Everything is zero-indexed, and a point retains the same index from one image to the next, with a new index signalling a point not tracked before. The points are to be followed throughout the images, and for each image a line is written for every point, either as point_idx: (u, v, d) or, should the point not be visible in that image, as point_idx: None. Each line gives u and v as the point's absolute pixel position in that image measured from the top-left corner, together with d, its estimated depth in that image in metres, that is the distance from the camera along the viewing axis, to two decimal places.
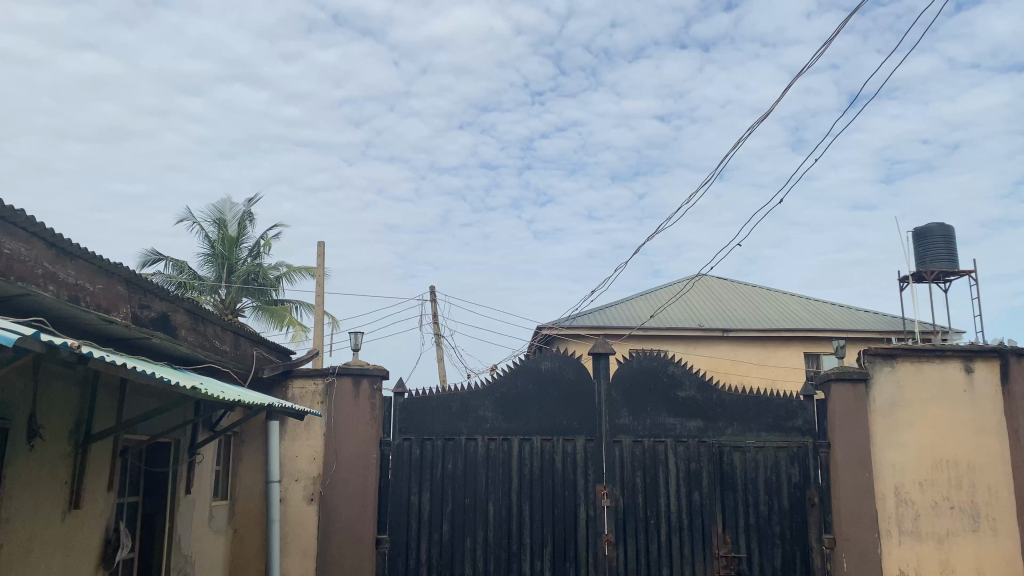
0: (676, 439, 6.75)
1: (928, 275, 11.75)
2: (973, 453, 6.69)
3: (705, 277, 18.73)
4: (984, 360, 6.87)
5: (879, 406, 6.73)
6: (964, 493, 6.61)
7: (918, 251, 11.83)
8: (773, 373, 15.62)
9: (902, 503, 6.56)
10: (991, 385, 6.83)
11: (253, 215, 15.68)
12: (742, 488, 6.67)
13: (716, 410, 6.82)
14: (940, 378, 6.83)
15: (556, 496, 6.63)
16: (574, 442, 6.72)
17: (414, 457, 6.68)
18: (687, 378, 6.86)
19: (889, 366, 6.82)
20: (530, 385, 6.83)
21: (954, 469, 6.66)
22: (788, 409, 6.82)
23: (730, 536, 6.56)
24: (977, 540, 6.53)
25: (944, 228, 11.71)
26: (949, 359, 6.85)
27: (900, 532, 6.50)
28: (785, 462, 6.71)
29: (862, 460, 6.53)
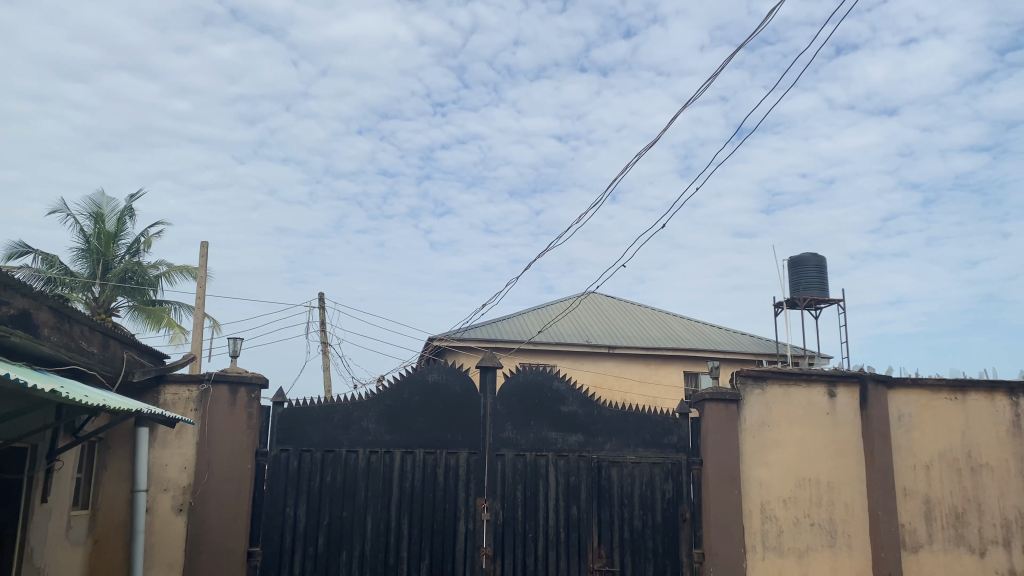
0: (558, 453, 6.85)
1: (801, 302, 12.32)
2: (833, 473, 7.08)
3: (593, 294, 19.14)
4: (845, 385, 7.29)
5: (749, 426, 7.03)
6: (824, 510, 6.99)
7: (793, 278, 12.46)
8: (654, 390, 16.09)
9: (767, 520, 6.87)
10: (851, 409, 7.26)
11: (133, 211, 14.98)
12: (618, 503, 6.82)
13: (597, 426, 6.96)
14: (805, 401, 7.20)
15: (436, 509, 6.60)
16: (456, 455, 6.72)
17: (292, 469, 6.52)
18: (570, 394, 6.98)
19: (759, 388, 7.13)
20: (415, 397, 6.79)
21: (814, 487, 7.02)
22: (664, 426, 7.03)
23: (605, 550, 6.70)
24: (833, 555, 6.90)
25: (817, 257, 12.38)
26: (815, 383, 7.24)
27: (764, 547, 6.80)
28: (660, 478, 6.90)
29: (731, 478, 6.79)
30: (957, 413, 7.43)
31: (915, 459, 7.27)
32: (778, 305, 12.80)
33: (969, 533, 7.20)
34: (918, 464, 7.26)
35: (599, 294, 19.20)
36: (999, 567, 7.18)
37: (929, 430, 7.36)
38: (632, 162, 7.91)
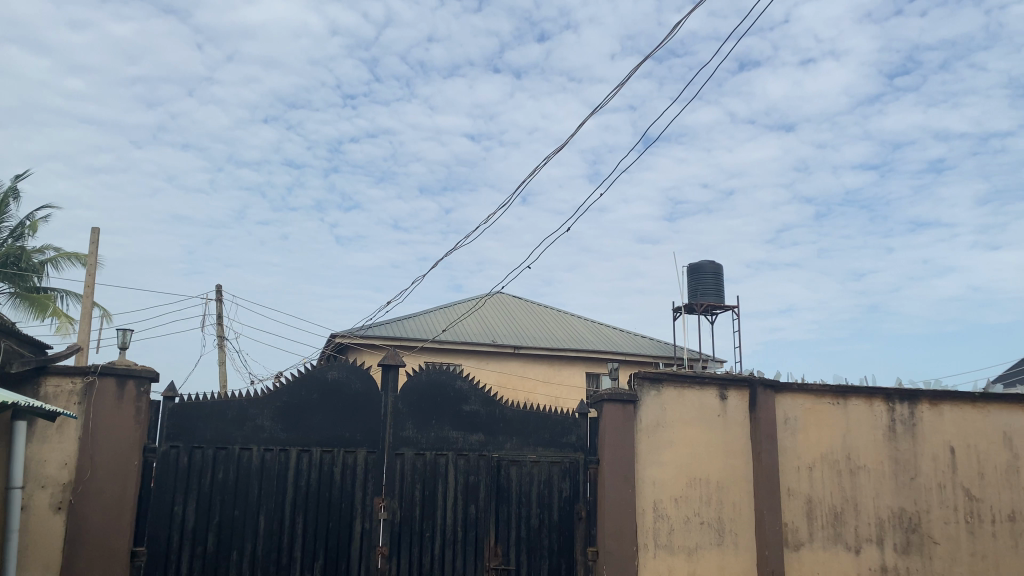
0: (457, 452, 6.86)
1: (698, 307, 12.73)
2: (722, 473, 7.34)
3: (500, 294, 19.26)
4: (736, 389, 7.57)
5: (645, 427, 7.21)
6: (713, 509, 7.24)
7: (691, 284, 12.85)
8: (557, 390, 16.29)
9: (659, 518, 7.06)
10: (741, 411, 7.55)
11: (18, 193, 14.19)
12: (516, 502, 6.88)
13: (498, 425, 7.00)
14: (699, 404, 7.44)
15: (332, 508, 6.50)
16: (354, 454, 6.64)
17: (181, 466, 6.31)
18: (472, 393, 7.00)
19: (656, 390, 7.32)
20: (313, 394, 6.68)
21: (705, 487, 7.27)
22: (564, 425, 7.14)
23: (502, 549, 6.75)
24: (721, 553, 7.16)
25: (714, 265, 12.82)
26: (708, 387, 7.49)
27: (655, 545, 6.99)
28: (557, 477, 7.00)
29: (626, 477, 6.95)
30: (838, 417, 7.83)
31: (799, 461, 7.61)
32: (676, 309, 13.19)
33: (846, 532, 7.59)
34: (801, 465, 7.61)
35: (507, 294, 19.31)
36: (872, 563, 7.60)
37: (812, 433, 7.72)
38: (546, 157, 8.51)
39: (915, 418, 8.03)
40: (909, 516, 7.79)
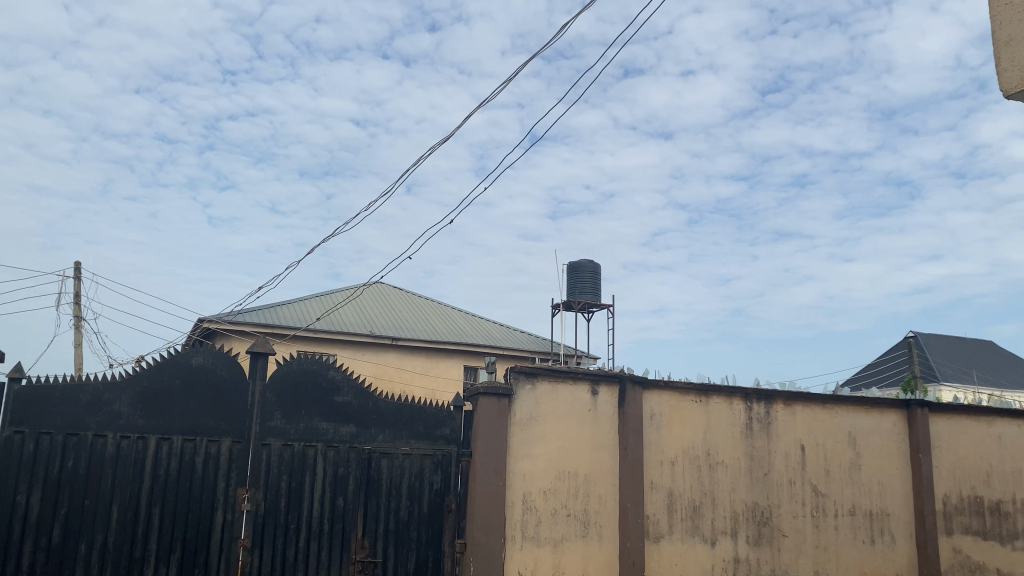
0: (327, 443, 6.73)
1: (575, 305, 12.82)
2: (590, 467, 7.53)
3: (379, 284, 19.06)
4: (607, 385, 7.78)
5: (517, 420, 7.29)
6: (579, 502, 7.41)
7: (569, 283, 13.11)
8: (433, 382, 16.23)
9: (528, 511, 7.17)
10: (610, 407, 7.76)
11: None
12: (386, 494, 6.83)
13: (370, 417, 6.92)
14: (571, 398, 7.59)
15: (192, 499, 6.25)
16: (218, 443, 6.40)
17: (26, 453, 5.91)
18: (345, 384, 6.88)
19: (530, 384, 7.42)
20: (176, 381, 6.39)
21: (573, 480, 7.43)
22: (438, 418, 7.13)
23: (369, 541, 6.68)
24: (585, 545, 7.34)
25: (592, 265, 13.14)
26: (580, 382, 7.66)
27: (523, 537, 7.09)
28: (429, 469, 7.00)
29: (497, 470, 7.01)
30: (700, 414, 8.18)
31: (662, 455, 7.90)
32: (555, 307, 13.40)
33: (703, 524, 7.94)
34: (665, 460, 7.91)
35: (385, 284, 19.08)
36: (726, 555, 7.98)
37: (676, 429, 8.03)
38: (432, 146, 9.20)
39: (771, 417, 8.49)
40: (761, 509, 8.23)
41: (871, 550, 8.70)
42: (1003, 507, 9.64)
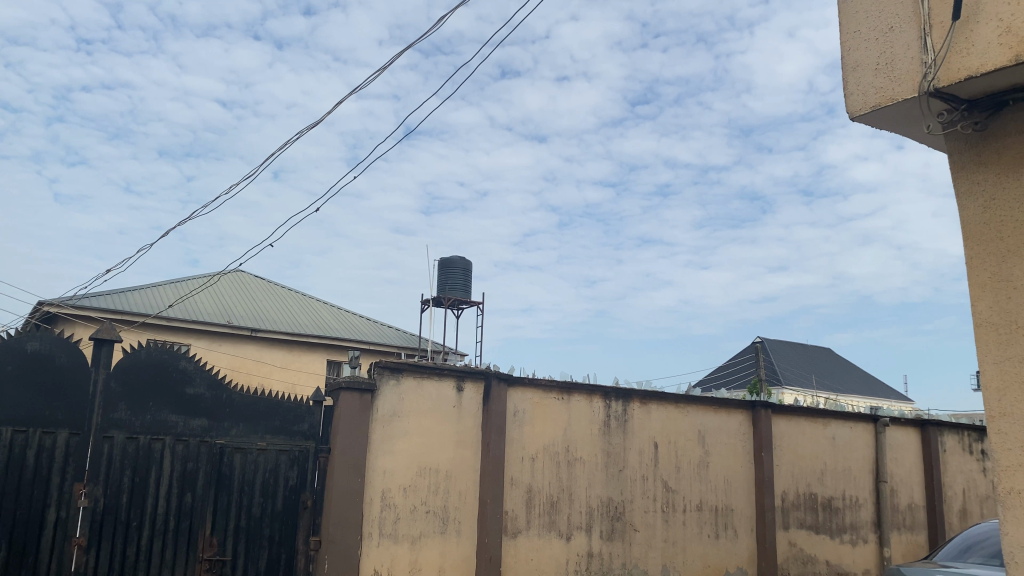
0: (176, 437, 6.40)
1: (445, 301, 12.86)
2: (451, 463, 7.52)
3: (240, 272, 18.35)
4: (472, 382, 7.79)
5: (380, 416, 7.18)
6: (439, 498, 7.38)
7: (440, 279, 13.05)
8: (294, 376, 15.80)
9: (386, 507, 7.07)
10: (475, 403, 7.77)
11: None
12: (238, 490, 6.56)
13: (224, 411, 6.63)
14: (435, 394, 7.55)
15: (21, 494, 5.79)
16: (54, 436, 5.96)
17: None
18: (198, 375, 6.56)
19: (394, 380, 7.33)
20: (8, 367, 5.89)
21: (433, 476, 7.40)
22: (296, 413, 6.93)
23: (218, 539, 6.40)
24: (443, 541, 7.32)
25: (464, 261, 13.15)
26: (446, 378, 7.63)
27: (380, 534, 7.00)
28: (285, 465, 6.79)
29: (357, 466, 6.88)
30: (561, 412, 8.33)
31: (523, 452, 8.00)
32: (425, 302, 13.32)
33: (559, 520, 8.09)
34: (525, 457, 8.01)
35: (247, 273, 18.41)
36: (580, 550, 8.16)
37: (538, 426, 8.15)
38: (301, 131, 8.94)
39: (627, 415, 8.76)
40: (615, 505, 8.48)
41: (716, 544, 9.14)
42: (834, 502, 10.34)
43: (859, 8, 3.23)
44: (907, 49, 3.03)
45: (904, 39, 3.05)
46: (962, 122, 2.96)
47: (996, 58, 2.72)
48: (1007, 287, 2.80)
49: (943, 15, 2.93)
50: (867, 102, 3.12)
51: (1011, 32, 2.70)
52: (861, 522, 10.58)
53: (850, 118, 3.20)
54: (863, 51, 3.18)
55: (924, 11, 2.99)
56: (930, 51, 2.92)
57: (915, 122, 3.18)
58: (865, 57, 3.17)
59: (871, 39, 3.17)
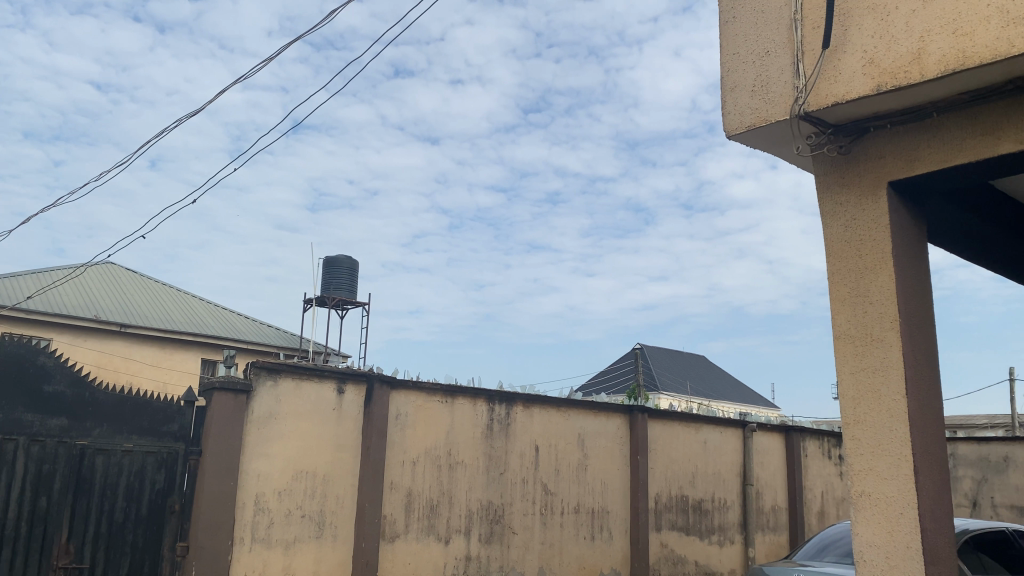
0: (31, 438, 6.01)
1: (329, 301, 12.60)
2: (329, 467, 7.36)
3: (109, 264, 17.42)
4: (353, 384, 7.66)
5: (255, 418, 6.95)
6: (315, 502, 7.21)
7: (324, 279, 12.79)
8: (165, 375, 15.11)
9: (259, 512, 6.85)
10: (355, 406, 7.65)
11: None
12: (99, 494, 6.20)
13: (86, 410, 6.26)
14: (314, 397, 7.38)
15: None
16: None
17: None
18: (58, 372, 6.18)
19: (271, 381, 7.11)
20: None
21: (310, 480, 7.22)
22: (165, 413, 6.63)
23: (75, 546, 6.03)
24: (318, 546, 7.16)
25: (350, 261, 12.93)
26: (326, 380, 7.47)
27: (252, 539, 6.77)
28: (151, 468, 6.47)
29: (229, 469, 6.64)
30: (444, 415, 8.30)
31: (404, 455, 7.93)
32: (308, 301, 13.02)
33: (438, 523, 8.06)
34: (406, 460, 7.93)
35: (116, 265, 17.49)
36: (458, 553, 8.15)
37: (420, 430, 8.09)
38: (178, 118, 8.54)
39: (510, 418, 8.82)
40: (494, 508, 8.51)
41: (591, 545, 9.32)
42: (704, 504, 10.75)
43: (739, 31, 3.37)
44: (780, 73, 3.18)
45: (778, 64, 3.20)
46: (828, 145, 3.13)
47: (860, 87, 2.89)
48: (864, 302, 2.98)
49: (813, 43, 3.10)
50: (743, 122, 3.26)
51: (874, 63, 2.88)
52: (728, 523, 11.03)
53: (726, 135, 3.33)
54: (741, 73, 3.32)
55: (797, 38, 3.15)
56: (802, 76, 3.07)
57: (786, 144, 3.34)
58: (742, 79, 3.31)
59: (749, 62, 3.31)
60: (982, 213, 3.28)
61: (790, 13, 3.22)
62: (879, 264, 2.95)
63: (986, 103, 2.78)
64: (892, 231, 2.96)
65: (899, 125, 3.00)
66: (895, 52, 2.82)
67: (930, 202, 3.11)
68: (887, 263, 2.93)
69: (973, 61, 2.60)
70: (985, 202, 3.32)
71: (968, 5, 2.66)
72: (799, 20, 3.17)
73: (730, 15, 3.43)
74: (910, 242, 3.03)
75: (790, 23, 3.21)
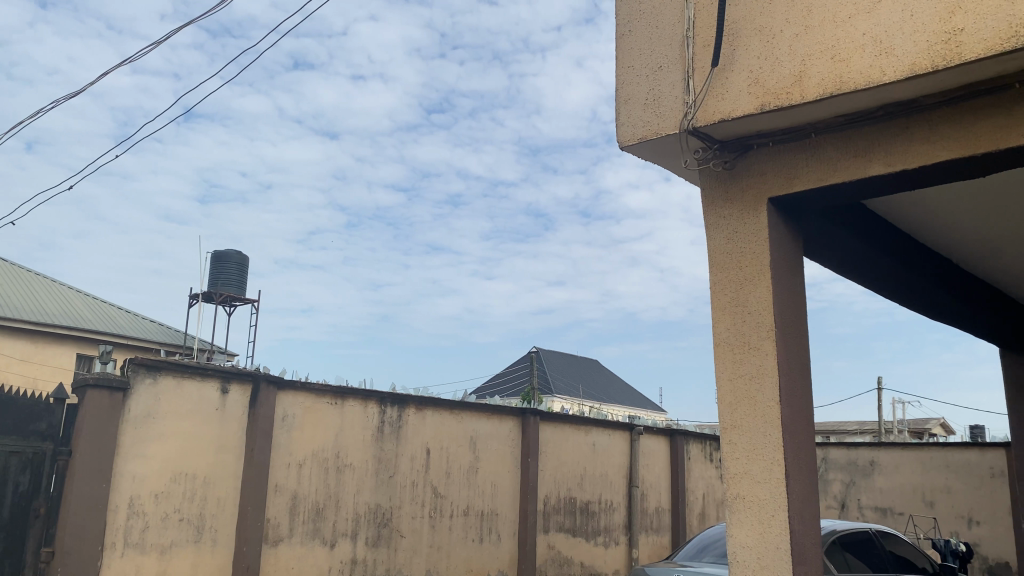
0: None
1: (216, 297, 12.19)
2: (210, 468, 7.10)
3: None
4: (238, 383, 7.43)
5: (132, 417, 6.63)
6: (194, 506, 6.94)
7: (212, 274, 12.34)
8: (36, 370, 14.22)
9: (133, 515, 6.54)
10: (240, 406, 7.42)
11: None
12: None
13: None
14: (196, 396, 7.11)
15: None
16: None
17: None
18: None
19: (151, 379, 6.81)
20: None
21: (190, 482, 6.95)
22: (33, 411, 6.22)
23: None
24: (196, 551, 6.90)
25: (240, 256, 12.54)
26: (209, 379, 7.20)
27: (124, 544, 6.45)
28: (15, 469, 6.01)
29: (101, 470, 6.31)
30: (333, 417, 8.15)
31: (289, 457, 7.73)
32: (195, 297, 12.55)
33: (324, 527, 7.90)
34: (292, 462, 7.75)
35: None
36: (344, 557, 8.01)
37: (307, 431, 7.91)
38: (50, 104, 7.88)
39: (401, 421, 8.74)
40: (382, 511, 8.41)
41: (479, 548, 9.34)
42: (591, 506, 10.94)
43: (636, 45, 3.45)
44: (672, 88, 3.28)
45: (670, 79, 3.29)
46: (714, 160, 3.24)
47: (745, 106, 3.01)
48: (743, 312, 3.09)
49: (703, 60, 3.19)
50: (635, 134, 3.33)
51: (759, 83, 3.00)
52: (614, 525, 11.27)
53: (619, 146, 3.40)
54: (635, 86, 3.39)
55: (688, 55, 3.24)
56: (691, 92, 3.17)
57: (675, 157, 3.44)
58: (635, 91, 3.39)
59: (642, 75, 3.39)
60: (852, 229, 3.45)
61: (683, 30, 3.31)
62: (758, 275, 3.08)
63: (860, 127, 2.94)
64: (770, 244, 3.09)
65: (781, 143, 3.14)
66: (778, 74, 2.95)
67: (806, 219, 3.26)
68: (765, 274, 3.06)
69: (848, 86, 2.74)
70: (858, 219, 3.51)
71: (845, 33, 2.80)
72: (690, 37, 3.26)
73: (625, 29, 3.50)
74: (786, 256, 3.16)
75: (683, 40, 3.30)
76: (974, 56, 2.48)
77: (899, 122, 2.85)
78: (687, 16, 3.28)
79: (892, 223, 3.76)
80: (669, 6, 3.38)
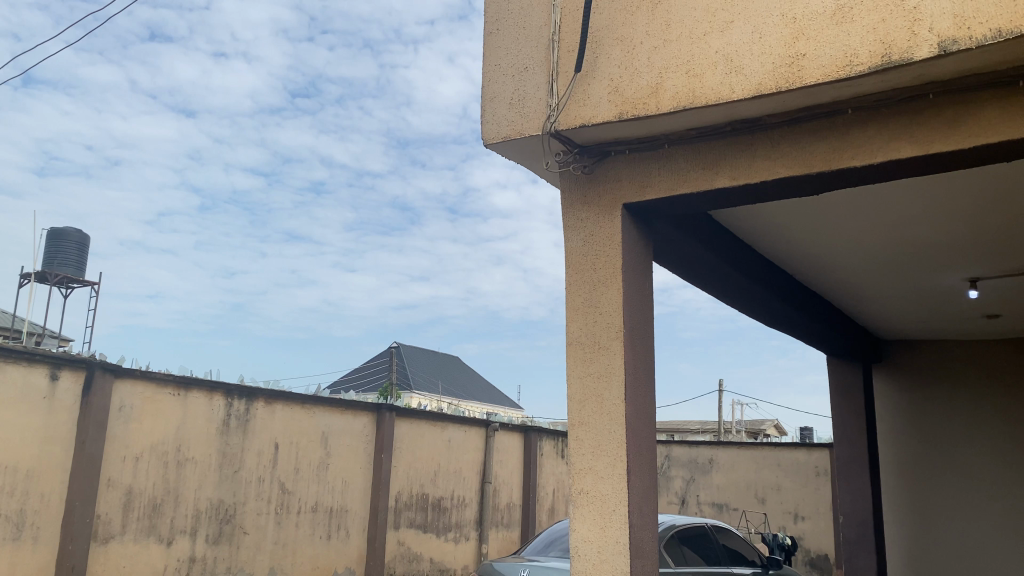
0: None
1: (51, 278, 11.34)
2: (34, 461, 6.58)
3: None
4: (70, 370, 6.93)
5: None
6: (15, 500, 6.40)
7: (47, 252, 11.47)
8: None
9: None
10: (71, 395, 6.92)
11: None
12: None
13: None
14: (21, 382, 6.57)
15: None
16: None
17: None
18: None
19: None
20: None
21: (10, 475, 6.40)
22: None
23: None
24: (16, 549, 6.35)
25: (80, 235, 11.73)
26: (36, 364, 6.68)
27: None
28: None
29: None
30: (175, 408, 7.75)
31: (125, 450, 7.30)
32: (26, 276, 11.63)
33: (160, 524, 7.51)
34: (127, 456, 7.31)
35: None
36: (181, 554, 7.65)
37: (146, 422, 7.49)
38: None
39: (249, 414, 8.44)
40: (225, 507, 8.08)
41: (327, 544, 9.15)
42: (443, 502, 10.95)
43: (503, 44, 3.47)
44: (536, 90, 3.32)
45: (534, 81, 3.34)
46: (573, 164, 3.31)
47: (604, 113, 3.10)
48: (594, 313, 3.17)
49: (567, 65, 3.26)
50: (499, 132, 3.36)
51: (617, 91, 3.09)
52: (465, 520, 11.33)
53: (484, 144, 3.41)
54: (500, 85, 3.42)
55: (553, 58, 3.30)
56: (554, 95, 3.22)
57: (536, 159, 3.49)
58: (501, 91, 3.41)
59: (507, 75, 3.42)
60: (698, 237, 3.61)
61: (549, 34, 3.36)
62: (611, 277, 3.16)
63: (710, 141, 3.08)
64: (623, 248, 3.19)
65: (637, 152, 3.24)
66: (636, 84, 3.04)
67: (658, 227, 3.40)
68: (617, 277, 3.15)
69: (700, 101, 2.87)
70: (703, 228, 3.66)
71: (700, 49, 2.92)
72: (556, 41, 3.31)
73: (494, 27, 3.52)
74: (637, 261, 3.27)
75: (548, 44, 3.35)
76: (813, 81, 2.65)
77: (746, 139, 3.01)
78: (554, 20, 3.34)
79: (732, 232, 3.95)
80: (537, 8, 3.43)
